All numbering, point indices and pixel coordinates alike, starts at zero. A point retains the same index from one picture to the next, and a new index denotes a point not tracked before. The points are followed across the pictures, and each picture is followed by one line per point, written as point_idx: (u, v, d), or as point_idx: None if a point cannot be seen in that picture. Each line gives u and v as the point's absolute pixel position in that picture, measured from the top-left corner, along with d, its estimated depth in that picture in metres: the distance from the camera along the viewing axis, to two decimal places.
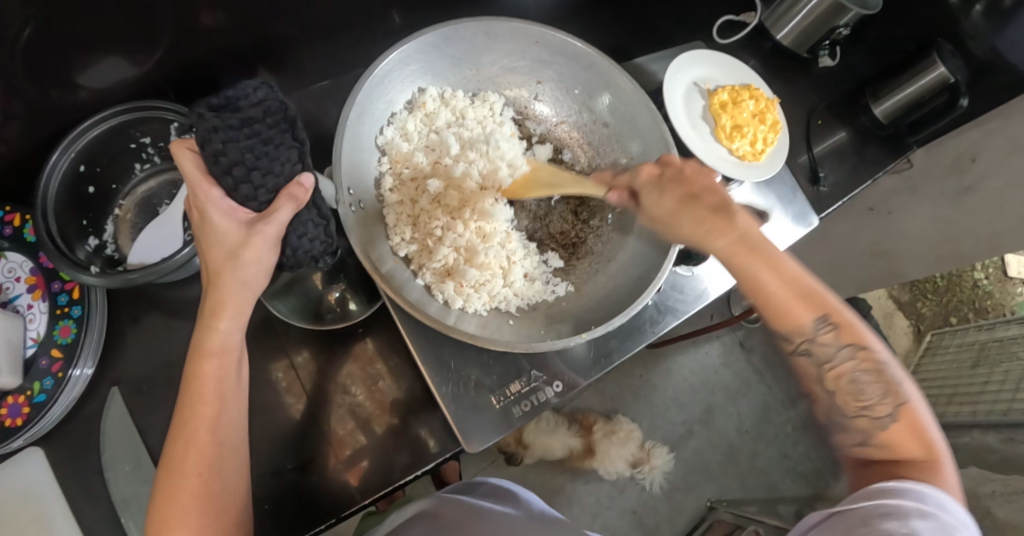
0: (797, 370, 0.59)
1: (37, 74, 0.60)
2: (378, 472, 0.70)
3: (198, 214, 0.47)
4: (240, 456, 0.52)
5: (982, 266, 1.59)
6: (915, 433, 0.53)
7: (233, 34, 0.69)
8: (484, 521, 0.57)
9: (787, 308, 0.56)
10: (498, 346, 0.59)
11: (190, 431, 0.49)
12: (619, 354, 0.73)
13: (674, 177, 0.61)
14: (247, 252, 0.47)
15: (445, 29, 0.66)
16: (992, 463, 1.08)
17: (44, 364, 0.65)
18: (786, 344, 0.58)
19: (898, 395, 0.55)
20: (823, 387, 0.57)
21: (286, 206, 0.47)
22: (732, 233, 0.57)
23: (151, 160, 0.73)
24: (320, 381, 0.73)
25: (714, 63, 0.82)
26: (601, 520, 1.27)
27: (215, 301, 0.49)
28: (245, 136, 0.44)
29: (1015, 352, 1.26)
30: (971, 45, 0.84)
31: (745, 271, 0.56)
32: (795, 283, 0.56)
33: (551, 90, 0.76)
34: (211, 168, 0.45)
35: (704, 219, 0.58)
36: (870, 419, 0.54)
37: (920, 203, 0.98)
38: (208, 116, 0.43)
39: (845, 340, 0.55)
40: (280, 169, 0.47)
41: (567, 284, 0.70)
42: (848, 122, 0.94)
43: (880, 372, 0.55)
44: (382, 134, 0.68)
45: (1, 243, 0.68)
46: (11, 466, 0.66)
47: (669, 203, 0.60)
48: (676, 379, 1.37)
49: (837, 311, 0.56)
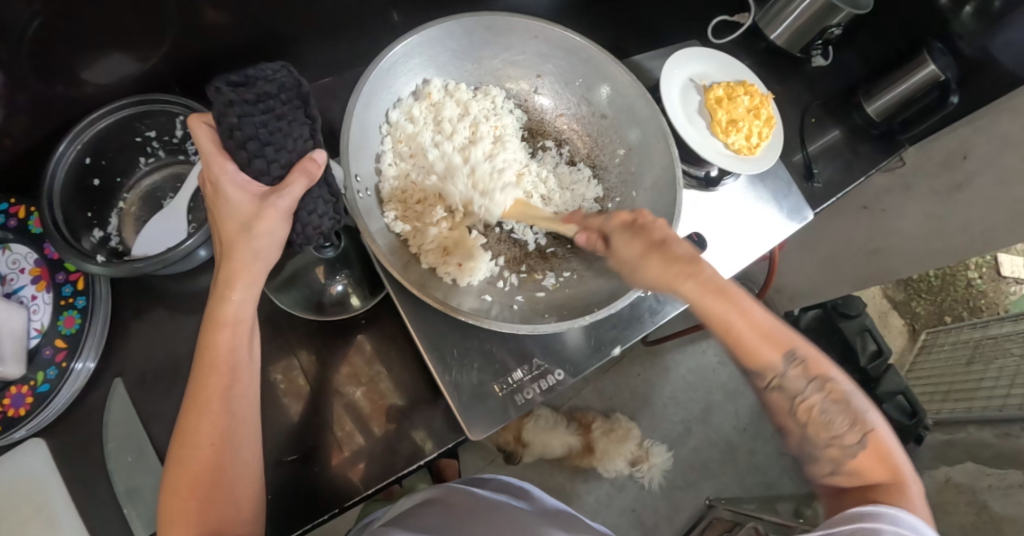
0: (768, 405, 0.56)
1: (45, 68, 0.61)
2: (380, 462, 0.71)
3: (212, 187, 0.48)
4: (251, 425, 0.53)
5: (975, 265, 1.61)
6: (881, 458, 0.52)
7: (238, 32, 0.70)
8: (494, 510, 0.59)
9: (755, 346, 0.54)
10: (506, 328, 0.60)
11: (201, 402, 0.50)
12: (618, 344, 0.74)
13: (635, 222, 0.56)
14: (260, 225, 0.47)
15: (449, 23, 0.68)
16: (987, 458, 1.09)
17: (48, 354, 0.65)
18: (757, 382, 0.56)
19: (864, 423, 0.54)
20: (795, 420, 0.56)
21: (298, 181, 0.48)
22: (701, 275, 0.53)
23: (155, 154, 0.74)
24: (322, 373, 0.74)
25: (710, 61, 0.84)
26: (600, 518, 1.27)
27: (228, 271, 0.50)
28: (259, 111, 0.46)
29: (1007, 349, 1.28)
30: (960, 44, 0.86)
31: (716, 317, 0.53)
32: (763, 322, 0.54)
33: (552, 83, 0.78)
34: (226, 142, 0.46)
35: (672, 260, 0.53)
36: (839, 449, 0.53)
37: (912, 202, 1.00)
38: (226, 90, 0.45)
39: (814, 374, 0.54)
40: (292, 146, 0.48)
41: (570, 272, 0.72)
42: (841, 120, 0.95)
43: (846, 403, 0.54)
44: (388, 117, 0.70)
45: (6, 235, 0.68)
46: (12, 458, 0.66)
47: (636, 247, 0.54)
48: (673, 377, 1.38)
49: (801, 346, 0.55)
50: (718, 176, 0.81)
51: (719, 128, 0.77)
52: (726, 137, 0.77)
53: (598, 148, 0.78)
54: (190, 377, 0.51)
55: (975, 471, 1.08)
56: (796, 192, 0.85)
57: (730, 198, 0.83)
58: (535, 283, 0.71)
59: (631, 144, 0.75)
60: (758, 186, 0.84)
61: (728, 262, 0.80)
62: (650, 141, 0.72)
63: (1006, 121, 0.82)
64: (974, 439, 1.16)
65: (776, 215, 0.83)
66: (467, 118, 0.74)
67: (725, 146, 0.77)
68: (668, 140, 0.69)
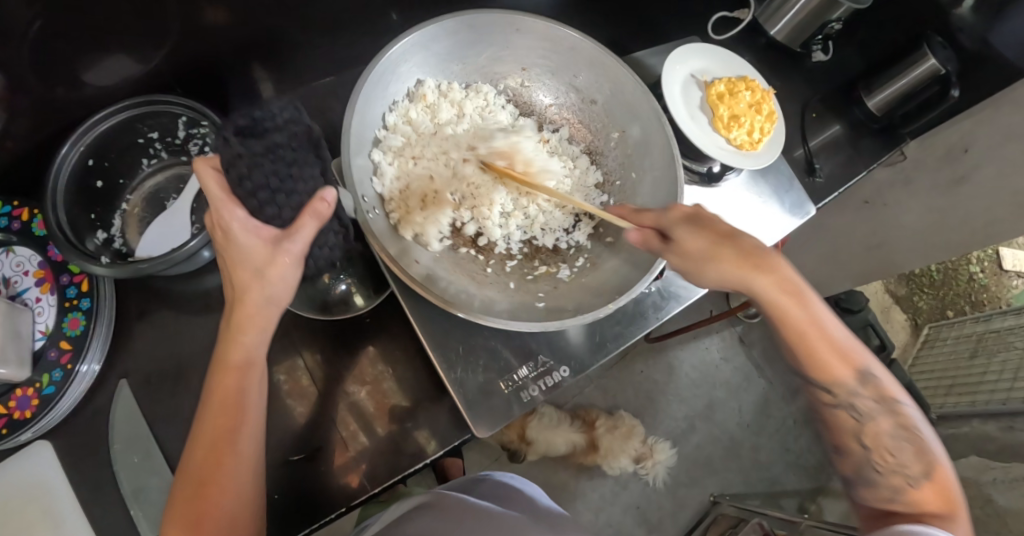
0: (831, 424, 0.62)
1: (46, 71, 0.61)
2: (386, 460, 0.71)
3: (222, 233, 0.48)
4: (253, 466, 0.54)
5: (977, 259, 1.61)
6: (940, 490, 0.58)
7: (238, 32, 0.71)
8: (493, 519, 0.60)
9: (827, 357, 0.60)
10: (533, 327, 0.61)
11: (213, 443, 0.52)
12: (621, 340, 0.74)
13: (704, 219, 0.60)
14: (273, 270, 0.49)
15: (432, 26, 0.68)
16: (992, 451, 1.10)
17: (53, 356, 0.66)
18: (824, 397, 0.62)
19: (927, 455, 0.60)
20: (859, 443, 0.61)
21: (310, 223, 0.48)
22: (779, 275, 0.60)
23: (158, 155, 0.75)
24: (327, 372, 0.74)
25: (699, 54, 0.83)
26: (604, 516, 1.27)
27: (240, 315, 0.51)
28: (269, 161, 0.46)
29: (1011, 342, 1.28)
30: (960, 36, 0.85)
31: (791, 318, 0.60)
32: (837, 337, 0.61)
33: (538, 74, 0.78)
34: (236, 191, 0.47)
35: (749, 256, 0.59)
36: (900, 476, 0.59)
37: (914, 196, 1.00)
38: (234, 142, 0.45)
39: (884, 399, 0.61)
40: (301, 188, 0.49)
41: (584, 260, 0.73)
42: (842, 115, 0.95)
43: (911, 429, 0.61)
44: (384, 125, 0.69)
45: (10, 238, 0.68)
46: (19, 460, 0.66)
47: (705, 241, 0.58)
48: (676, 374, 1.38)
49: (872, 369, 0.61)
50: (719, 171, 0.81)
51: (721, 123, 0.77)
52: (728, 133, 0.77)
53: (593, 135, 0.79)
54: (198, 414, 0.53)
55: (979, 464, 1.09)
56: (798, 187, 0.85)
57: (731, 195, 0.83)
58: (551, 277, 0.71)
59: (625, 127, 0.75)
60: (761, 182, 0.84)
61: None
62: (650, 133, 0.72)
63: (1007, 114, 0.82)
64: (978, 433, 1.16)
65: (779, 210, 0.83)
66: (464, 118, 0.74)
67: (728, 141, 0.77)
68: (667, 131, 0.69)
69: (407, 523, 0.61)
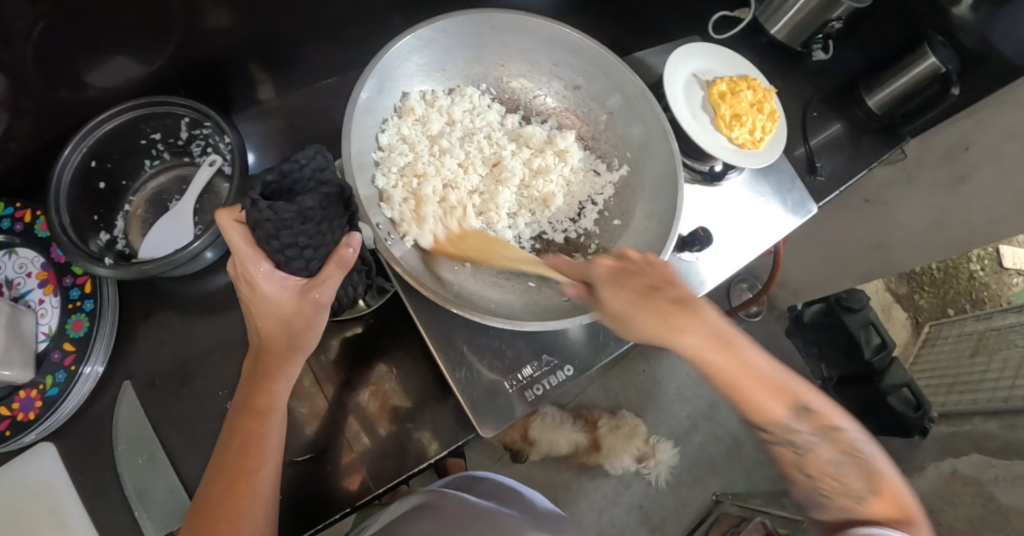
0: (775, 458, 0.56)
1: (49, 72, 0.61)
2: (391, 460, 0.71)
3: (246, 284, 0.47)
4: (268, 506, 0.53)
5: (977, 257, 1.61)
6: (894, 506, 0.51)
7: (240, 33, 0.71)
8: (488, 522, 0.61)
9: (761, 402, 0.53)
10: (562, 324, 0.62)
11: (229, 483, 0.51)
12: (624, 339, 0.74)
13: (633, 270, 0.56)
14: (300, 319, 0.50)
15: (408, 38, 0.67)
16: (994, 449, 1.10)
17: (56, 358, 0.66)
18: (763, 436, 0.55)
19: (874, 473, 0.53)
20: (803, 473, 0.55)
21: (336, 273, 0.50)
22: (702, 326, 0.53)
23: (161, 156, 0.75)
24: (331, 374, 0.74)
25: (692, 53, 0.83)
26: (607, 516, 1.27)
27: (268, 363, 0.52)
28: (299, 223, 0.44)
29: (1012, 340, 1.28)
30: (961, 37, 0.84)
31: (721, 370, 0.52)
32: (764, 372, 0.54)
33: (517, 67, 0.77)
34: (262, 247, 0.45)
35: (666, 313, 0.53)
36: (852, 501, 0.52)
37: (915, 194, 1.00)
38: (262, 206, 0.42)
39: (822, 426, 0.54)
40: (328, 242, 0.48)
41: (597, 246, 0.74)
42: (843, 114, 0.95)
43: (855, 451, 0.54)
44: (380, 143, 0.69)
45: (12, 240, 0.68)
46: (24, 461, 0.66)
47: (629, 296, 0.54)
48: (678, 373, 1.38)
49: (806, 396, 0.54)
50: (723, 171, 0.81)
51: (723, 123, 0.77)
52: (730, 132, 0.77)
53: (583, 121, 0.79)
54: (216, 459, 0.52)
55: (981, 462, 1.09)
56: (800, 186, 0.85)
57: (732, 194, 0.83)
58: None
59: (612, 109, 0.76)
60: (763, 180, 0.84)
61: (731, 258, 0.80)
62: (648, 126, 0.72)
63: (1008, 112, 0.82)
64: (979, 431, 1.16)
65: (782, 208, 0.84)
66: (456, 125, 0.74)
67: (730, 140, 0.77)
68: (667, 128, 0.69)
69: (405, 525, 0.61)
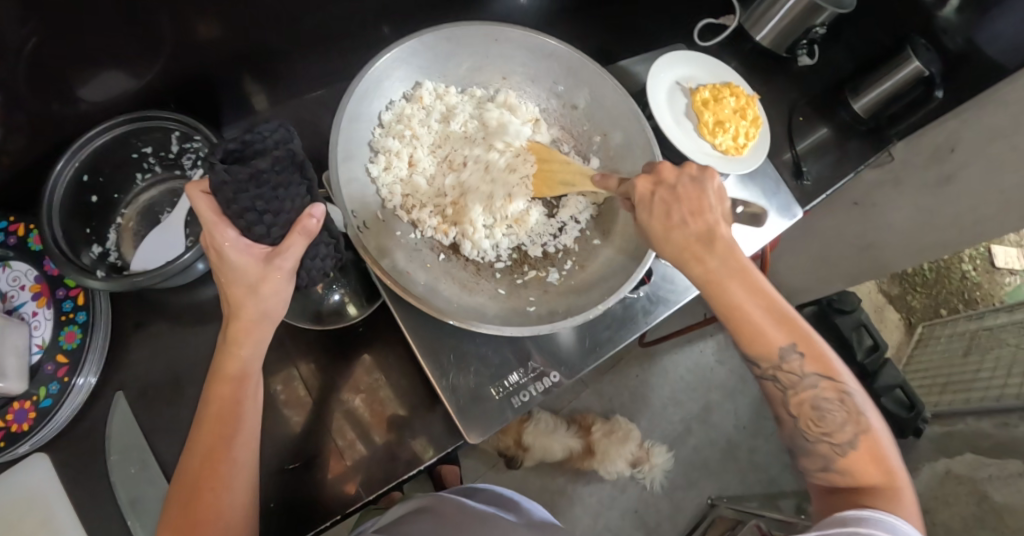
0: (766, 393, 0.58)
1: (40, 86, 0.63)
2: (381, 467, 0.72)
3: (214, 252, 0.49)
4: (246, 475, 0.53)
5: (969, 257, 1.63)
6: (876, 460, 0.53)
7: (229, 45, 0.72)
8: (481, 519, 0.61)
9: (760, 332, 0.55)
10: (525, 331, 0.62)
11: (207, 450, 0.52)
12: (608, 345, 0.74)
13: (667, 197, 0.57)
14: (265, 285, 0.50)
15: (411, 42, 0.69)
16: (987, 448, 1.10)
17: (49, 370, 0.66)
18: (755, 367, 0.57)
19: (860, 423, 0.54)
20: (789, 411, 0.57)
21: (298, 240, 0.49)
22: (713, 259, 0.55)
23: (152, 170, 0.76)
24: (321, 382, 0.75)
25: (686, 61, 0.84)
26: (603, 520, 1.27)
27: (234, 331, 0.52)
28: (255, 187, 0.44)
29: (1004, 339, 1.30)
30: (945, 38, 0.85)
31: (723, 299, 0.55)
32: (774, 309, 0.56)
33: (517, 83, 0.78)
34: (224, 212, 0.46)
35: (688, 248, 0.56)
36: (829, 444, 0.55)
37: (904, 195, 0.99)
38: (218, 168, 0.43)
39: (814, 369, 0.55)
40: (290, 208, 0.47)
41: (570, 263, 0.74)
42: (827, 118, 0.97)
43: (845, 400, 0.55)
44: (374, 139, 0.70)
45: (6, 253, 0.69)
46: (16, 474, 0.66)
47: (659, 224, 0.57)
48: (671, 377, 1.38)
49: (805, 339, 0.55)
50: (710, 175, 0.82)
51: (706, 129, 0.78)
52: (714, 138, 0.78)
53: (575, 139, 0.79)
54: (192, 427, 0.53)
55: (975, 461, 1.09)
56: (785, 189, 0.86)
57: None
58: (541, 281, 0.72)
59: (607, 132, 0.77)
60: (750, 184, 0.85)
61: None
62: (633, 142, 0.74)
63: (991, 113, 0.83)
64: (974, 430, 1.16)
65: (768, 209, 0.85)
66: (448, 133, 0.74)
67: (713, 147, 0.78)
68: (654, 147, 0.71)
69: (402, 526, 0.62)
